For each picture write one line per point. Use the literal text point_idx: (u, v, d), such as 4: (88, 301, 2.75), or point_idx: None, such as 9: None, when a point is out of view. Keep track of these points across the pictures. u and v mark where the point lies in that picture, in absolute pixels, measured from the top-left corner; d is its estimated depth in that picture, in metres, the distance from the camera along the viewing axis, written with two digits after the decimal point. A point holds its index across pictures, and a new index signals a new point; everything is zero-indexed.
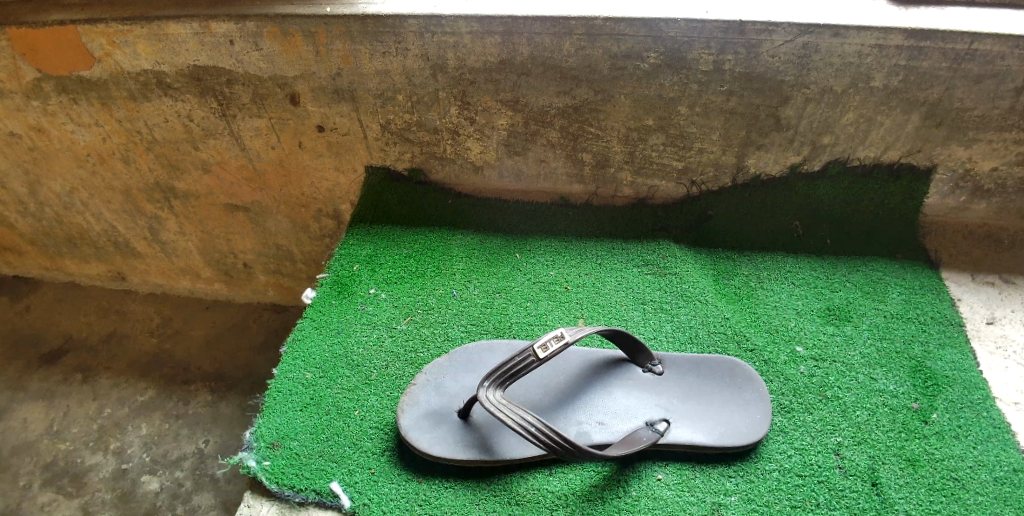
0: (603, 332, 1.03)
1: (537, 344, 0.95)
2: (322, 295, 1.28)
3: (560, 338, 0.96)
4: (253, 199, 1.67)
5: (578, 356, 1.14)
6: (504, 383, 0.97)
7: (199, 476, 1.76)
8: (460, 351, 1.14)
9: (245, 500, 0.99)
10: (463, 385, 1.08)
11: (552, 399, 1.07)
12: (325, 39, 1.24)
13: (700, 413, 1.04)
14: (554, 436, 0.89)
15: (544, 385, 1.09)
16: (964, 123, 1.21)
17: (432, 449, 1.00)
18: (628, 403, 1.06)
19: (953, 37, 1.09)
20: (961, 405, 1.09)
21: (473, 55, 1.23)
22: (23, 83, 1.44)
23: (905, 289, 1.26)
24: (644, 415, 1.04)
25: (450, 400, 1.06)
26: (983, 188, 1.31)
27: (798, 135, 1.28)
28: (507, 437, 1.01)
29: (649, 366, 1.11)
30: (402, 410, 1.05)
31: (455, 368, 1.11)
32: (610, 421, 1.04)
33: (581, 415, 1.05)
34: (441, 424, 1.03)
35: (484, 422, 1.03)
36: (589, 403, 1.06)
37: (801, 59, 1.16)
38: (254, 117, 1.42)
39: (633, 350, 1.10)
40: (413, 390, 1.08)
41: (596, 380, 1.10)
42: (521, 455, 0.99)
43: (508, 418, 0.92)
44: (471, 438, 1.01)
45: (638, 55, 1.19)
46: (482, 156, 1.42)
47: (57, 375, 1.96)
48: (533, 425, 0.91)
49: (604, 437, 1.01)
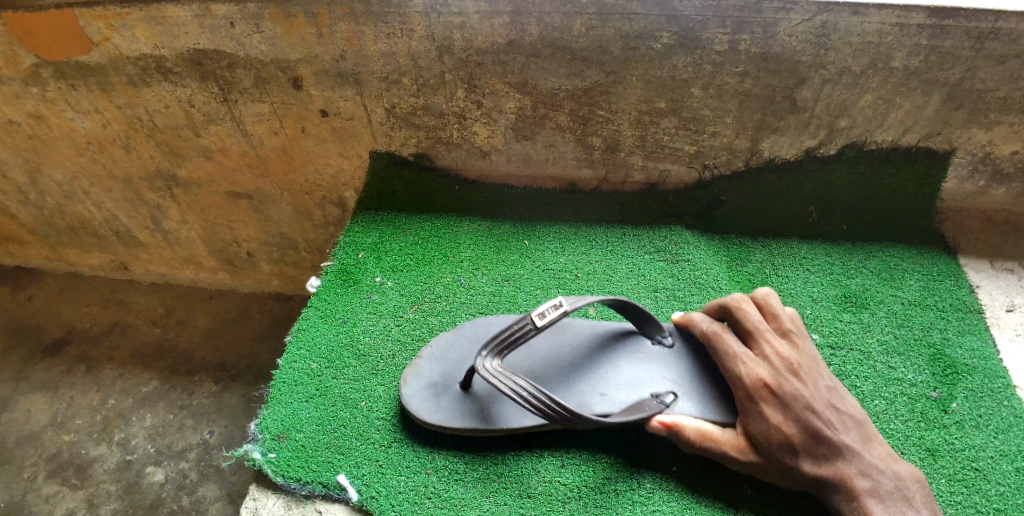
0: (612, 303, 1.00)
1: (535, 312, 0.93)
2: (327, 284, 1.26)
3: (558, 306, 0.93)
4: (256, 187, 1.64)
5: (585, 330, 1.10)
6: (502, 352, 0.94)
7: (203, 467, 1.75)
8: (465, 326, 1.12)
9: (250, 493, 0.98)
10: (465, 357, 1.06)
11: (555, 371, 1.03)
12: (328, 20, 1.20)
13: (708, 384, 0.99)
14: (547, 402, 0.87)
15: (548, 357, 1.05)
16: (986, 105, 1.18)
17: (430, 417, 0.98)
18: (634, 375, 1.01)
19: (976, 15, 1.06)
20: (981, 394, 1.06)
21: (481, 35, 1.19)
22: (22, 69, 1.41)
23: (925, 275, 1.23)
24: (651, 386, 0.99)
25: (454, 371, 1.04)
26: (1002, 172, 1.28)
27: (815, 118, 1.25)
28: (507, 407, 0.98)
29: (658, 339, 1.06)
30: (405, 381, 1.04)
31: (460, 341, 1.09)
32: (613, 393, 0.99)
33: (583, 387, 1.00)
34: (443, 394, 1.01)
35: (486, 392, 1.00)
36: (592, 375, 1.02)
37: (819, 39, 1.12)
38: (256, 103, 1.39)
39: (644, 321, 1.05)
40: (416, 362, 1.07)
41: (603, 354, 1.05)
42: (518, 425, 0.96)
43: (501, 385, 0.90)
44: (470, 407, 0.99)
45: (650, 35, 1.15)
46: (490, 140, 1.38)
47: (61, 365, 1.95)
48: (525, 390, 0.88)
49: (605, 409, 0.97)
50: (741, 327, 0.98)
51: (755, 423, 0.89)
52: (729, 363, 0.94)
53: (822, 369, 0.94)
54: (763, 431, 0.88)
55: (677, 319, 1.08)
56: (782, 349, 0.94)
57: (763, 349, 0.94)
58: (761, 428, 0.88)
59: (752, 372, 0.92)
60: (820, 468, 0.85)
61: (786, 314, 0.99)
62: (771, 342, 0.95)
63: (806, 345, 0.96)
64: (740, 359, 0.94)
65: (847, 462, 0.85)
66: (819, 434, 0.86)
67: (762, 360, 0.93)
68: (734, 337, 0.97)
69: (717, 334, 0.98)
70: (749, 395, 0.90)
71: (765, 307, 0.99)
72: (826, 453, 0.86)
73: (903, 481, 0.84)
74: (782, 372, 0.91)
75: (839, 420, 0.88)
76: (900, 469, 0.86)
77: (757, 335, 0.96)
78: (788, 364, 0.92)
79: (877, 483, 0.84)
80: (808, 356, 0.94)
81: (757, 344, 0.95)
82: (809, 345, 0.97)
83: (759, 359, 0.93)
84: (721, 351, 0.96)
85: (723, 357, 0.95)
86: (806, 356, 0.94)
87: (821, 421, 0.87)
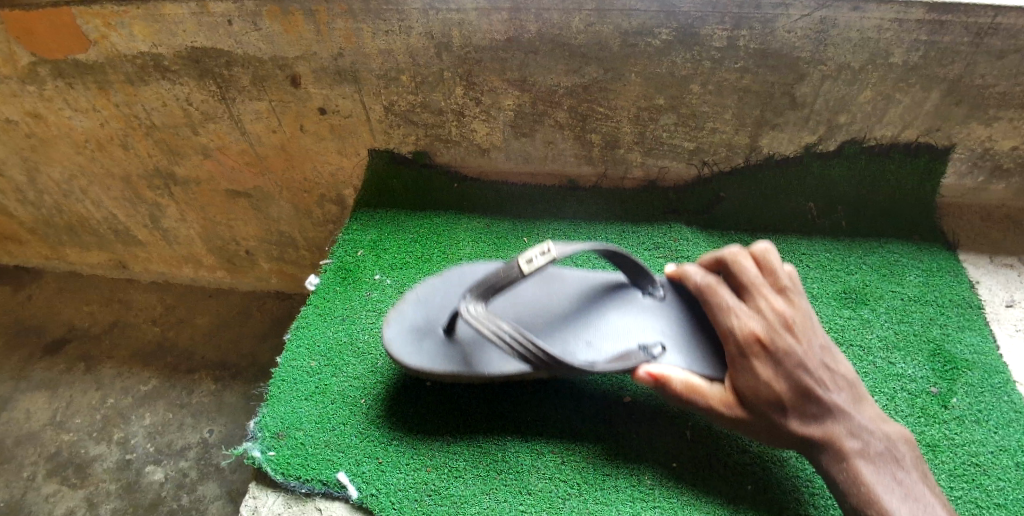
0: (602, 253, 0.98)
1: (522, 258, 0.91)
2: (326, 282, 1.26)
3: (546, 253, 0.90)
4: (256, 185, 1.64)
5: (574, 280, 1.08)
6: (488, 298, 0.92)
7: (203, 466, 1.75)
8: (451, 271, 1.10)
9: (250, 491, 0.98)
10: (450, 302, 1.05)
11: (542, 319, 1.02)
12: (326, 17, 1.20)
13: (698, 335, 0.98)
14: (530, 346, 0.88)
15: (536, 305, 1.04)
16: (986, 100, 1.18)
17: (411, 359, 0.97)
18: (622, 326, 1.00)
19: (976, 10, 1.06)
20: (980, 389, 1.06)
21: (479, 32, 1.19)
22: (20, 68, 1.41)
23: (925, 271, 1.23)
24: (640, 337, 0.98)
25: (438, 315, 1.03)
26: (1002, 167, 1.28)
27: (814, 114, 1.24)
28: (490, 353, 0.97)
29: (649, 291, 1.04)
30: (387, 322, 1.03)
31: (447, 287, 1.08)
32: (599, 341, 0.99)
33: (570, 335, 1.00)
34: (425, 338, 1.00)
35: (470, 338, 0.99)
36: (580, 325, 1.01)
37: (819, 35, 1.12)
38: (254, 100, 1.38)
39: (637, 273, 1.03)
40: (399, 304, 1.06)
41: (591, 303, 1.04)
42: (500, 370, 0.95)
43: (485, 330, 0.90)
44: (453, 353, 0.98)
45: (650, 31, 1.15)
46: (489, 138, 1.38)
47: (61, 364, 1.95)
48: (508, 335, 0.89)
49: (589, 357, 0.97)
50: (737, 281, 0.96)
51: (744, 376, 0.87)
52: (721, 316, 0.93)
53: (817, 328, 0.92)
54: (751, 386, 0.86)
55: (670, 272, 1.05)
56: (777, 305, 0.92)
57: (757, 304, 0.93)
58: (750, 383, 0.86)
59: (744, 326, 0.90)
60: (808, 427, 0.84)
61: (786, 270, 0.97)
62: (767, 297, 0.93)
63: (803, 302, 0.94)
64: (733, 312, 0.92)
65: (837, 422, 0.84)
66: (809, 392, 0.85)
67: (755, 314, 0.91)
68: (728, 290, 0.95)
69: (711, 287, 0.96)
70: (739, 348, 0.89)
71: (763, 263, 0.97)
72: (816, 412, 0.84)
73: (892, 442, 0.83)
74: (775, 327, 0.89)
75: (831, 380, 0.86)
76: (889, 431, 0.84)
77: (753, 290, 0.94)
78: (782, 320, 0.90)
79: (865, 445, 0.82)
80: (804, 314, 0.92)
81: (752, 298, 0.94)
82: (806, 303, 0.95)
83: (752, 313, 0.91)
84: (713, 303, 0.95)
85: (715, 309, 0.94)
86: (802, 314, 0.92)
87: (812, 379, 0.85)
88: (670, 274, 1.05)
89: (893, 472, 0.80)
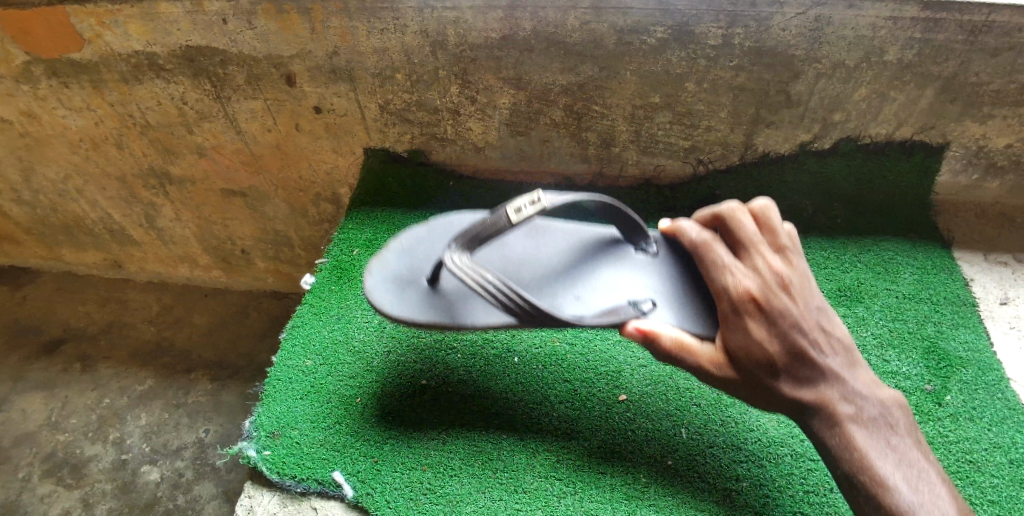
0: (595, 205, 0.96)
1: (510, 206, 0.90)
2: (322, 281, 1.25)
3: (535, 203, 0.90)
4: (251, 184, 1.63)
5: (566, 233, 1.06)
6: (473, 247, 0.90)
7: (200, 466, 1.74)
8: (437, 221, 1.07)
9: (245, 491, 0.98)
10: (435, 252, 1.03)
11: (531, 270, 1.01)
12: (321, 15, 1.20)
13: (688, 292, 0.96)
14: (513, 297, 0.87)
15: (525, 257, 1.02)
16: (980, 98, 1.18)
17: (394, 310, 0.95)
18: (611, 281, 0.99)
19: (970, 8, 1.06)
20: (974, 387, 1.06)
21: (474, 30, 1.19)
22: (14, 67, 1.40)
23: (919, 268, 1.23)
24: (630, 294, 0.97)
25: (422, 265, 1.01)
26: (996, 165, 1.28)
27: (809, 112, 1.25)
28: (474, 305, 0.95)
29: (643, 247, 1.02)
30: (370, 272, 1.00)
31: (433, 237, 1.05)
32: (587, 295, 0.97)
33: (558, 288, 0.98)
34: (409, 288, 0.98)
35: (454, 290, 0.97)
36: (569, 278, 1.00)
37: (813, 33, 1.12)
38: (250, 99, 1.38)
39: (630, 228, 1.01)
40: (383, 253, 1.03)
41: (582, 256, 1.03)
42: (484, 323, 0.93)
43: (468, 279, 0.87)
44: (437, 305, 0.95)
45: (645, 30, 1.15)
46: (484, 136, 1.38)
47: (56, 365, 1.94)
48: (492, 285, 0.87)
49: (576, 310, 0.95)
50: (735, 239, 0.94)
51: (736, 334, 0.85)
52: (716, 272, 0.91)
53: (814, 289, 0.91)
54: (744, 345, 0.84)
55: (664, 227, 1.02)
56: (774, 264, 0.90)
57: (754, 262, 0.91)
58: (742, 342, 0.84)
59: (739, 284, 0.88)
60: (800, 391, 0.82)
61: (785, 230, 0.96)
62: (764, 256, 0.91)
63: (800, 263, 0.93)
64: (727, 269, 0.90)
65: (830, 386, 0.82)
66: (802, 353, 0.83)
67: (751, 272, 0.90)
68: (724, 247, 0.93)
69: (707, 244, 0.94)
70: (733, 305, 0.87)
71: (762, 220, 0.96)
72: (809, 375, 0.83)
73: (887, 407, 0.81)
74: (771, 287, 0.88)
75: (826, 342, 0.85)
76: (884, 396, 0.82)
77: (750, 248, 0.93)
78: (778, 279, 0.89)
79: (859, 410, 0.80)
80: (801, 274, 0.91)
81: (749, 256, 0.92)
82: (803, 264, 0.94)
83: (749, 271, 0.90)
84: (708, 260, 0.93)
85: (710, 266, 0.92)
86: (798, 274, 0.91)
87: (806, 340, 0.84)
88: (663, 230, 1.02)
89: (887, 438, 0.78)
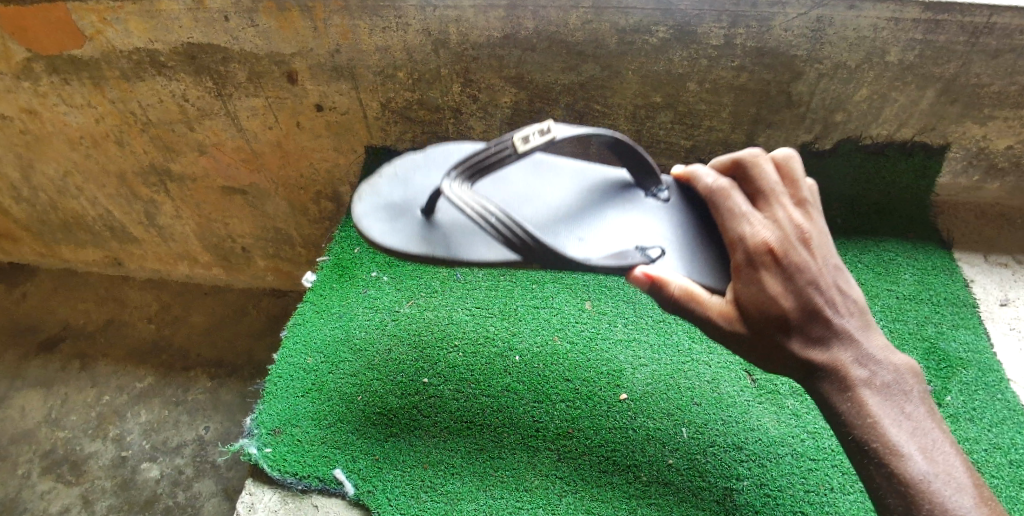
0: (603, 139, 0.92)
1: (518, 135, 0.87)
2: (323, 279, 1.26)
3: (544, 132, 0.88)
4: (251, 182, 1.64)
5: (573, 175, 1.02)
6: (474, 176, 0.86)
7: (199, 463, 1.74)
8: (435, 150, 1.04)
9: (246, 488, 0.98)
10: (430, 183, 0.99)
11: (532, 208, 0.96)
12: (323, 14, 1.20)
13: (698, 239, 0.91)
14: (512, 228, 0.78)
15: (527, 195, 0.98)
16: (980, 99, 1.18)
17: (381, 237, 0.90)
18: (617, 224, 0.94)
19: (972, 10, 1.06)
20: (974, 388, 1.07)
21: (476, 29, 1.19)
22: (14, 64, 1.40)
23: (919, 269, 1.23)
24: (637, 240, 0.91)
25: (416, 197, 0.97)
26: (997, 166, 1.28)
27: (810, 112, 1.25)
28: (469, 240, 0.89)
29: (654, 193, 0.97)
30: (360, 198, 0.97)
31: (430, 168, 1.01)
32: (590, 236, 0.92)
33: (561, 229, 0.93)
34: (399, 219, 0.93)
35: (446, 224, 0.92)
36: (574, 220, 0.95)
37: (815, 34, 1.12)
38: (250, 97, 1.38)
39: (640, 169, 0.96)
40: (376, 180, 1.00)
41: (588, 199, 0.98)
42: (480, 258, 0.87)
43: (466, 207, 0.80)
44: (429, 239, 0.90)
45: (647, 29, 1.15)
46: (486, 135, 1.38)
47: (56, 362, 1.94)
48: (493, 216, 0.79)
49: (579, 251, 0.90)
50: (754, 189, 0.86)
51: (747, 287, 0.77)
52: (731, 221, 0.83)
53: (832, 247, 0.83)
54: (756, 299, 0.76)
55: (677, 172, 0.96)
56: (794, 216, 0.82)
57: (773, 214, 0.83)
58: (753, 296, 0.76)
59: (756, 234, 0.80)
60: (811, 350, 0.74)
61: (806, 184, 0.88)
62: (785, 208, 0.83)
63: (820, 219, 0.85)
64: (744, 218, 0.82)
65: (844, 347, 0.75)
66: (817, 313, 0.75)
67: (770, 223, 0.81)
68: (742, 195, 0.85)
69: (723, 191, 0.85)
70: (747, 256, 0.78)
71: (784, 170, 0.89)
72: (821, 334, 0.75)
73: (902, 374, 0.74)
74: (790, 239, 0.79)
75: (843, 304, 0.77)
76: (899, 361, 0.75)
77: (770, 199, 0.84)
78: (798, 232, 0.81)
79: (873, 374, 0.73)
80: (820, 230, 0.83)
81: (768, 207, 0.84)
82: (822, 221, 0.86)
83: (767, 221, 0.81)
84: (723, 207, 0.84)
85: (726, 213, 0.84)
86: (817, 229, 0.83)
87: (822, 299, 0.76)
88: (676, 175, 0.96)
89: (901, 405, 0.72)
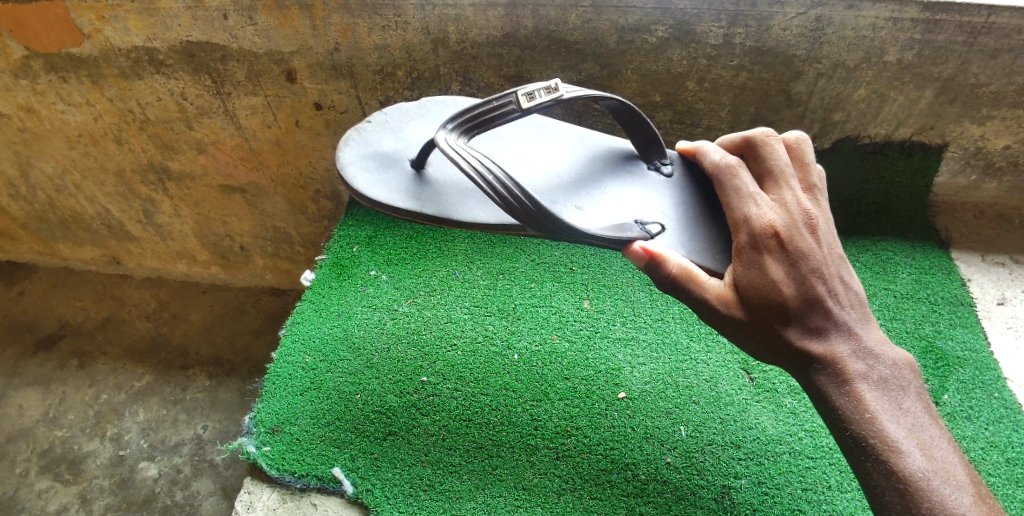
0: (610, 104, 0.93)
1: (522, 91, 0.87)
2: (322, 277, 1.25)
3: (550, 91, 0.88)
4: (250, 181, 1.64)
5: (573, 143, 1.03)
6: (470, 131, 0.86)
7: (197, 462, 1.74)
8: (429, 101, 1.06)
9: (245, 486, 0.98)
10: (418, 135, 1.00)
11: (527, 172, 0.97)
12: (322, 12, 1.19)
13: (698, 216, 0.91)
14: (508, 190, 0.76)
15: (522, 158, 0.99)
16: (978, 99, 1.18)
17: (366, 187, 0.91)
18: (613, 194, 0.95)
19: (970, 10, 1.07)
20: (971, 386, 1.07)
21: (476, 28, 1.19)
22: (12, 62, 1.40)
23: (916, 269, 1.23)
24: (637, 214, 0.91)
25: (405, 150, 0.97)
26: (995, 166, 1.29)
27: (809, 112, 1.25)
28: (459, 200, 0.90)
29: (658, 166, 0.98)
30: (347, 145, 0.98)
31: (421, 122, 1.02)
32: (587, 205, 0.93)
33: (558, 196, 0.94)
34: (387, 172, 0.94)
35: (435, 181, 0.93)
36: (570, 188, 0.95)
37: (813, 33, 1.13)
38: (249, 95, 1.38)
39: (644, 141, 0.97)
40: (365, 126, 1.01)
41: (586, 169, 0.99)
42: (469, 218, 0.87)
43: (462, 162, 0.80)
44: (414, 191, 0.91)
45: (646, 29, 1.15)
46: None
47: (53, 361, 1.93)
48: (490, 174, 0.78)
49: (575, 219, 0.90)
50: (763, 171, 0.86)
51: (748, 270, 0.77)
52: (737, 200, 0.82)
53: (836, 236, 0.83)
54: (757, 283, 0.75)
55: (682, 147, 0.95)
56: (801, 201, 0.82)
57: (780, 197, 0.82)
58: (754, 280, 0.76)
59: (763, 216, 0.79)
60: (809, 341, 0.74)
61: (815, 170, 0.88)
62: (793, 192, 0.83)
63: (825, 206, 0.85)
64: (752, 199, 0.81)
65: (842, 339, 0.75)
66: (817, 301, 0.75)
67: (777, 207, 0.81)
68: (750, 175, 0.85)
69: (732, 169, 0.85)
70: (751, 239, 0.78)
71: (796, 154, 0.89)
72: (820, 325, 0.75)
73: (899, 368, 0.74)
74: (796, 225, 0.79)
75: (843, 295, 0.77)
76: (896, 356, 0.75)
77: (779, 181, 0.84)
78: (804, 217, 0.80)
79: (871, 368, 0.73)
80: (826, 217, 0.83)
81: (775, 190, 0.83)
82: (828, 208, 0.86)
83: (774, 205, 0.81)
84: (730, 186, 0.84)
85: (732, 192, 0.83)
86: (824, 216, 0.83)
87: (824, 287, 0.76)
88: (681, 149, 0.96)
89: (898, 400, 0.72)
